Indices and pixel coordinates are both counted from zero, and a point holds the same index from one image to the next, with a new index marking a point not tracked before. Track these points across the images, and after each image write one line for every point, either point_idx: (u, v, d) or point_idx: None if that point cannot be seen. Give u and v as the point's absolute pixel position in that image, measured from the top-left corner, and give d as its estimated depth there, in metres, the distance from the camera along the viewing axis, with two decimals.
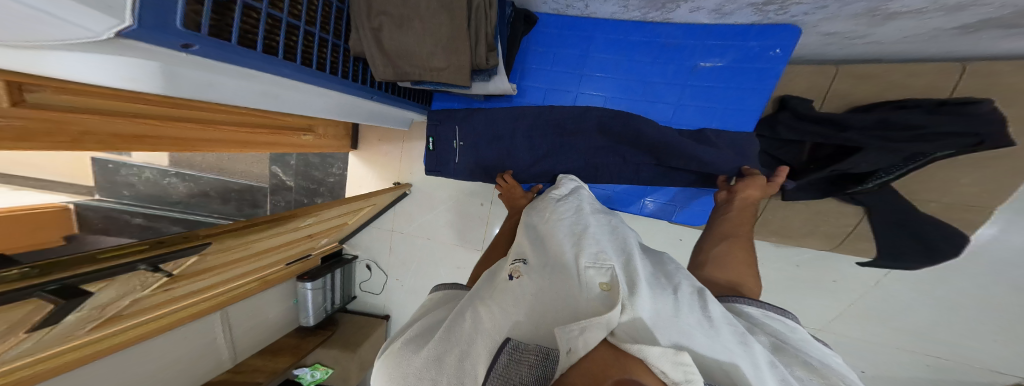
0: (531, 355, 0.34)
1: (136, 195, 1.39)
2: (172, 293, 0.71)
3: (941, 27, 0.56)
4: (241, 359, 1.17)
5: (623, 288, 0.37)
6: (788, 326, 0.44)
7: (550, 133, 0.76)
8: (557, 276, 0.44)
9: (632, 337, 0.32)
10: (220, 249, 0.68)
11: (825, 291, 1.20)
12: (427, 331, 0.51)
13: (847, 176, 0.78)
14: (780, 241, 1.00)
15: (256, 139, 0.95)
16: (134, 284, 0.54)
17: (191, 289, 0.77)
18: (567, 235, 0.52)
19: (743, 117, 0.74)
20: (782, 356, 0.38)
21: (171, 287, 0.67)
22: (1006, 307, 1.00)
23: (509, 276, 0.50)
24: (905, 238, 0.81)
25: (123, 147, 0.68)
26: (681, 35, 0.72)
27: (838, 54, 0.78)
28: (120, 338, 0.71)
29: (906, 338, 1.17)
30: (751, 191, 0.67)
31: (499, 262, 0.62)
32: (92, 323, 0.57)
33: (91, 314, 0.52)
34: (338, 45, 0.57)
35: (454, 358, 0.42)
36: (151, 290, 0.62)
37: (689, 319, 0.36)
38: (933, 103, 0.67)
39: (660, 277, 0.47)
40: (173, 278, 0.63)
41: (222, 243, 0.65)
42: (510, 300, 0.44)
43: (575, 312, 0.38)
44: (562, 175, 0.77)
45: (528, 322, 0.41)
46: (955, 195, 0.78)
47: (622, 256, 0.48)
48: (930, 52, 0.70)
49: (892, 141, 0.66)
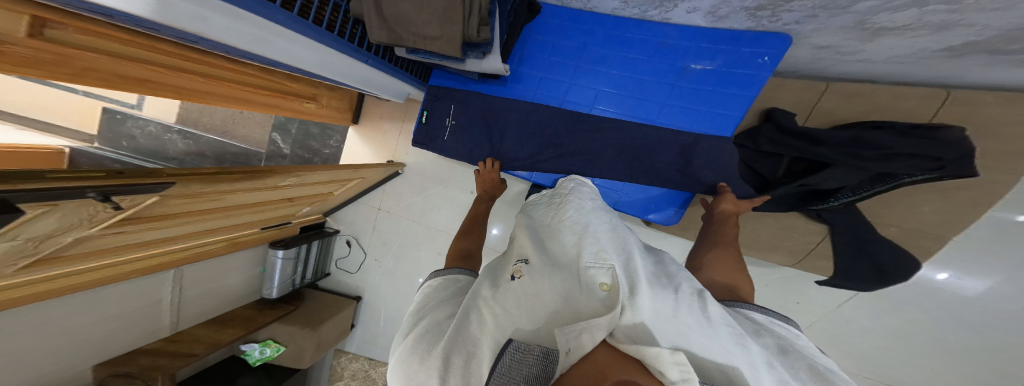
0: (533, 354, 0.33)
1: (136, 148, 1.41)
2: (122, 239, 0.69)
3: (928, 48, 0.57)
4: (185, 327, 1.10)
5: (624, 289, 0.37)
6: (792, 333, 0.44)
7: (542, 134, 0.83)
8: (559, 275, 0.43)
9: (632, 338, 0.31)
10: (183, 194, 0.66)
11: (790, 313, 1.22)
12: (428, 332, 0.44)
13: (815, 193, 0.80)
14: (747, 253, 1.00)
15: (256, 98, 0.95)
16: (80, 216, 0.51)
17: (142, 240, 0.75)
18: (569, 234, 0.52)
19: (726, 121, 0.75)
20: (792, 360, 0.37)
21: (123, 230, 0.65)
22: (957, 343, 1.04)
23: (511, 277, 0.47)
24: (864, 260, 0.82)
25: (122, 88, 0.66)
26: (676, 36, 0.73)
27: (833, 71, 0.79)
28: (69, 280, 0.69)
29: (866, 369, 1.19)
30: (727, 205, 0.75)
31: (501, 260, 0.61)
32: (24, 261, 0.53)
33: (26, 248, 0.49)
34: (338, 4, 0.58)
35: (458, 361, 0.38)
36: (99, 230, 0.59)
37: (688, 318, 0.36)
38: (908, 126, 0.69)
39: (660, 276, 0.47)
40: (126, 218, 0.61)
41: (188, 187, 0.64)
42: (513, 300, 0.42)
43: (576, 314, 0.37)
44: (567, 176, 0.79)
45: (532, 322, 0.38)
46: (917, 222, 0.81)
47: (622, 254, 0.48)
48: (922, 76, 0.71)
49: (862, 160, 0.67)
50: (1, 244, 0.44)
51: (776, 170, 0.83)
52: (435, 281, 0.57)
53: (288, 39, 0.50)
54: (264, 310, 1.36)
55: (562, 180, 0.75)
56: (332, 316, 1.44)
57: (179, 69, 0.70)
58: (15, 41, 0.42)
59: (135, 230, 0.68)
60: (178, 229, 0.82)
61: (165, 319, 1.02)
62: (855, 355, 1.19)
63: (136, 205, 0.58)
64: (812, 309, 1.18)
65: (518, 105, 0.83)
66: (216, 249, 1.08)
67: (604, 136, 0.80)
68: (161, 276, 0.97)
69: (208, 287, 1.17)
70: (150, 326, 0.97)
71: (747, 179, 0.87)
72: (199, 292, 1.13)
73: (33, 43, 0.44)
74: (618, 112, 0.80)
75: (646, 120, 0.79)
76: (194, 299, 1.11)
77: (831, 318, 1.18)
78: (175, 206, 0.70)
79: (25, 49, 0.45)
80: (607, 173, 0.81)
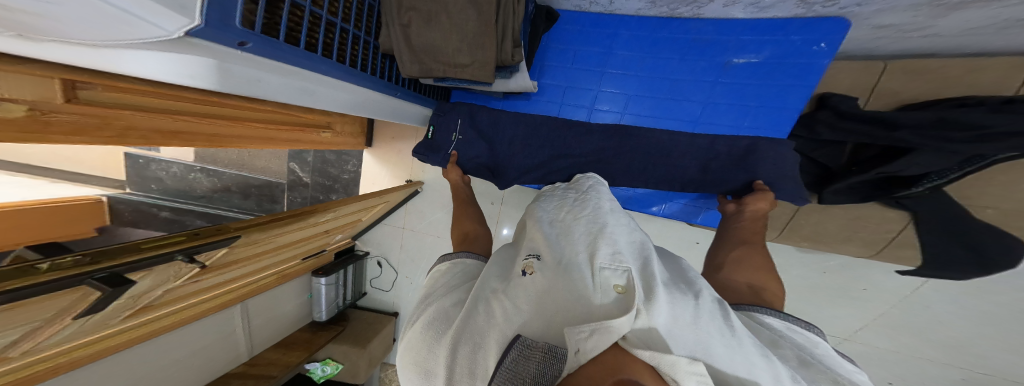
0: (539, 351, 0.33)
1: (164, 190, 1.46)
2: (200, 284, 0.73)
3: (1013, 17, 0.54)
4: (257, 351, 1.18)
5: (640, 293, 0.35)
6: (810, 340, 0.42)
7: (546, 147, 0.77)
8: (569, 276, 0.41)
9: (644, 342, 0.31)
10: (248, 243, 0.71)
11: (857, 300, 1.21)
12: (435, 319, 0.47)
13: (892, 179, 0.75)
14: (812, 246, 0.94)
15: (279, 135, 0.92)
16: (170, 273, 0.56)
17: (213, 282, 0.79)
18: (583, 231, 0.48)
19: (780, 115, 0.70)
20: (809, 372, 0.36)
21: (199, 278, 0.69)
22: None
23: (521, 272, 0.46)
24: (957, 247, 0.77)
25: (160, 142, 0.64)
26: (712, 31, 0.70)
27: (889, 48, 0.75)
28: (166, 320, 0.75)
29: (935, 349, 1.17)
30: (760, 204, 0.65)
31: (510, 251, 0.59)
32: (126, 312, 0.58)
33: (128, 303, 0.55)
34: (368, 42, 0.57)
35: (465, 350, 0.40)
36: (183, 281, 0.64)
37: (708, 326, 0.35)
38: (998, 101, 0.62)
39: (677, 282, 0.44)
40: (202, 270, 0.66)
41: (250, 237, 0.69)
42: (523, 295, 0.42)
43: (588, 315, 0.35)
44: (579, 175, 0.70)
45: (539, 319, 0.38)
46: (1016, 201, 0.73)
47: (637, 257, 0.45)
48: (998, 43, 0.66)
49: (949, 141, 0.62)
50: (111, 304, 0.50)
51: (839, 158, 0.80)
52: (443, 266, 0.58)
53: (331, 87, 0.50)
54: (318, 331, 1.42)
55: (578, 177, 0.70)
56: (377, 335, 1.49)
57: (207, 115, 0.67)
58: (51, 108, 0.42)
59: (209, 277, 0.72)
60: (237, 271, 0.84)
61: (243, 346, 1.09)
62: (930, 339, 1.17)
63: (212, 258, 0.64)
64: (882, 295, 1.16)
65: (524, 119, 0.78)
66: (268, 282, 1.11)
67: (613, 143, 0.74)
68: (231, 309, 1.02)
69: (271, 315, 1.22)
70: (230, 354, 1.05)
71: (806, 169, 0.85)
72: (263, 320, 1.19)
73: (74, 108, 0.45)
74: (653, 116, 0.77)
75: (686, 122, 0.75)
76: (261, 327, 1.18)
77: (911, 305, 1.15)
78: (240, 252, 0.74)
79: (70, 116, 0.46)
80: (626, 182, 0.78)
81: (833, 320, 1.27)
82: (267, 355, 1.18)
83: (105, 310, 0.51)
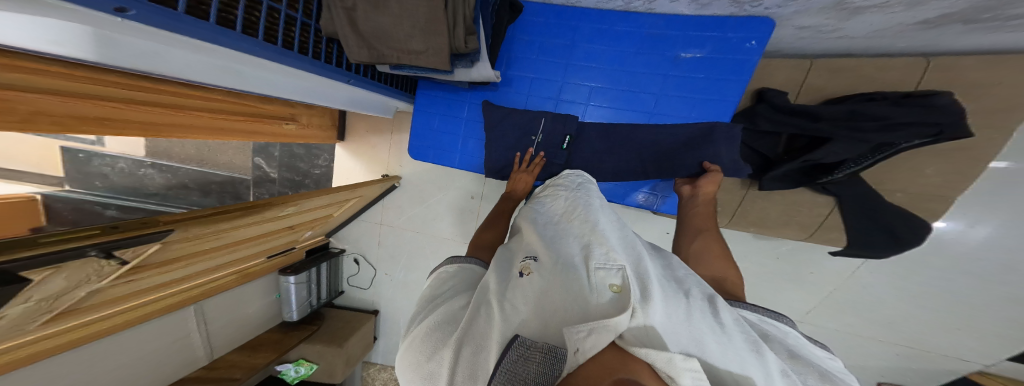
0: (537, 351, 0.33)
1: (111, 187, 1.34)
2: (135, 286, 0.69)
3: (905, 22, 0.62)
4: (218, 355, 1.14)
5: (635, 292, 0.36)
6: (782, 331, 0.45)
7: (525, 130, 0.81)
8: (567, 274, 0.43)
9: (642, 341, 0.33)
10: (186, 237, 0.66)
11: (807, 284, 1.32)
12: (442, 322, 0.45)
13: (817, 168, 0.84)
14: (758, 232, 1.02)
15: (232, 126, 0.87)
16: (87, 273, 0.52)
17: (155, 283, 0.75)
18: (578, 235, 0.51)
19: (719, 107, 0.75)
20: (798, 364, 0.38)
21: (133, 278, 0.65)
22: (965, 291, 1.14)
23: (520, 273, 0.48)
24: (879, 231, 0.88)
25: (80, 130, 0.58)
26: (664, 26, 0.73)
27: (816, 48, 0.82)
28: (101, 325, 0.72)
29: (876, 326, 1.31)
30: (709, 187, 0.75)
31: (511, 249, 0.58)
32: (44, 317, 0.55)
33: (41, 308, 0.50)
34: (308, 24, 0.56)
35: (467, 352, 0.39)
36: (110, 282, 0.60)
37: (701, 323, 0.37)
38: (899, 96, 0.73)
39: (669, 281, 0.46)
40: (134, 268, 0.61)
41: (188, 231, 0.63)
42: (521, 296, 0.42)
43: (586, 313, 0.36)
44: (569, 170, 0.77)
45: (542, 318, 0.38)
46: (920, 185, 0.84)
47: (630, 255, 0.47)
48: (902, 47, 0.76)
49: (862, 132, 0.72)
50: (18, 308, 0.46)
51: (776, 148, 0.87)
52: (450, 267, 0.58)
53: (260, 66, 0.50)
54: (289, 332, 1.39)
55: (566, 173, 0.76)
56: (356, 332, 1.47)
57: (135, 101, 0.62)
58: None
59: (147, 277, 0.69)
60: (189, 269, 0.82)
61: (200, 349, 1.05)
62: (873, 318, 1.30)
63: (141, 255, 0.59)
64: (827, 277, 1.29)
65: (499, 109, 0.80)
66: (230, 281, 1.08)
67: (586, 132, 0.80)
68: (182, 313, 0.97)
69: (231, 317, 1.17)
70: (185, 358, 1.00)
71: (747, 159, 0.91)
72: (224, 321, 1.15)
73: None
74: (612, 107, 0.80)
75: (642, 112, 0.79)
76: (221, 329, 1.14)
77: (853, 286, 1.28)
78: (181, 249, 0.69)
79: None
80: (617, 170, 0.82)
81: (788, 305, 1.37)
82: (230, 358, 1.14)
83: (13, 315, 0.47)
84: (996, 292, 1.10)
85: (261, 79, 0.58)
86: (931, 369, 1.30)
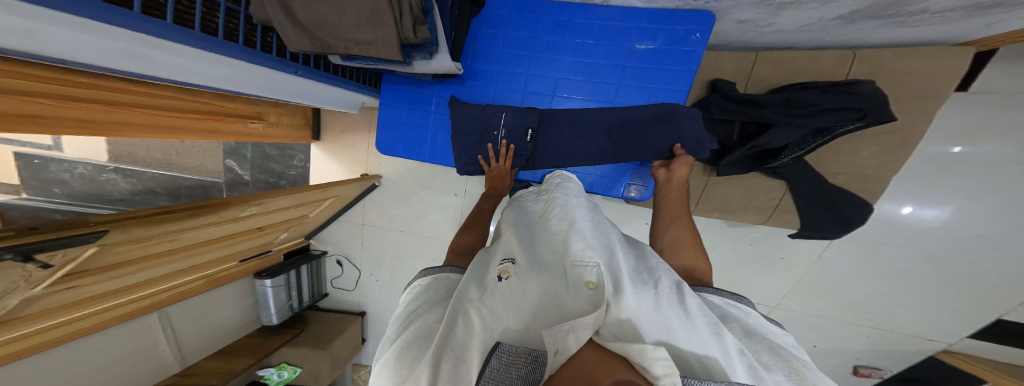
0: (522, 357, 0.33)
1: (71, 194, 1.28)
2: (81, 291, 0.67)
3: (825, 17, 0.66)
4: (191, 362, 1.10)
5: (609, 287, 0.37)
6: (744, 312, 0.46)
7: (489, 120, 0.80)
8: (546, 276, 0.43)
9: (617, 335, 0.32)
10: (126, 240, 0.61)
11: (778, 268, 1.39)
12: (418, 337, 0.42)
13: (765, 153, 0.89)
14: (722, 217, 1.06)
15: (186, 124, 0.85)
16: (14, 279, 0.48)
17: (107, 290, 0.73)
18: (556, 234, 0.51)
19: (672, 97, 0.78)
20: (751, 342, 0.39)
21: (76, 284, 0.63)
22: (917, 270, 1.23)
23: (498, 277, 0.46)
24: (822, 209, 0.93)
25: (7, 129, 0.54)
26: (619, 18, 0.75)
27: (761, 41, 0.87)
28: (51, 334, 0.69)
29: (845, 308, 1.38)
30: (682, 169, 0.76)
31: (486, 253, 0.58)
32: None
33: None
34: (236, 11, 0.56)
35: (446, 366, 0.37)
36: (46, 289, 0.57)
37: (671, 310, 0.37)
38: (829, 84, 0.78)
39: (640, 271, 0.46)
40: (67, 274, 0.57)
41: (127, 232, 0.59)
42: (500, 301, 0.41)
43: (563, 313, 0.37)
44: (551, 175, 0.79)
45: (520, 321, 0.38)
46: (859, 168, 0.91)
47: (605, 249, 0.47)
48: (834, 41, 0.82)
49: (796, 117, 0.77)
50: None
51: (730, 136, 0.91)
52: (424, 281, 0.54)
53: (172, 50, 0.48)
54: (271, 336, 1.35)
55: (549, 178, 0.77)
56: (340, 335, 1.44)
57: (75, 98, 0.59)
58: None
59: (91, 283, 0.66)
60: (145, 275, 0.79)
61: (171, 356, 1.02)
62: (840, 301, 1.37)
63: (75, 260, 0.55)
64: (796, 262, 1.35)
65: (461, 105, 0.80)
66: (196, 287, 1.05)
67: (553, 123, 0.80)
68: (145, 318, 0.94)
69: (202, 320, 1.14)
70: (155, 365, 0.97)
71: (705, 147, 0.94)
72: (195, 328, 1.11)
73: None
74: (575, 97, 0.82)
75: (602, 102, 0.81)
76: (192, 337, 1.10)
77: (820, 269, 1.35)
78: (125, 253, 0.66)
79: None
80: (587, 157, 0.81)
81: (763, 291, 1.43)
82: (204, 364, 1.10)
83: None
84: (940, 265, 1.20)
85: (181, 68, 0.54)
86: (898, 349, 1.37)
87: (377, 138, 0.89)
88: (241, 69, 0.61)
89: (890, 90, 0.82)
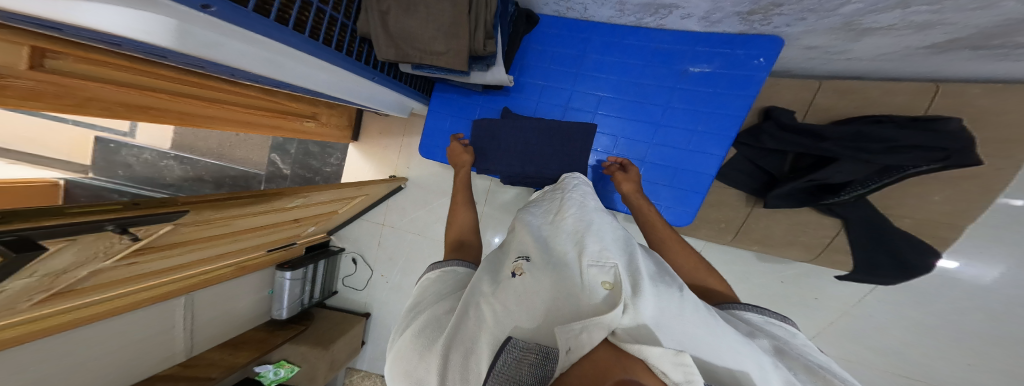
0: (532, 354, 0.31)
1: (131, 176, 1.41)
2: (136, 268, 0.70)
3: (913, 45, 0.63)
4: (196, 353, 1.10)
5: (626, 288, 0.34)
6: (788, 331, 0.45)
7: (548, 134, 0.79)
8: (559, 273, 0.40)
9: (635, 338, 0.29)
10: (197, 221, 0.66)
11: (809, 309, 1.28)
12: (428, 327, 0.42)
13: (823, 188, 0.84)
14: (762, 250, 1.03)
15: (258, 120, 0.91)
16: (97, 249, 0.51)
17: (152, 269, 0.76)
18: (570, 231, 0.49)
19: (728, 122, 0.75)
20: (784, 360, 0.37)
21: (136, 260, 0.65)
22: (976, 325, 1.10)
23: (512, 273, 0.44)
24: (883, 255, 0.86)
25: (124, 116, 0.64)
26: (672, 41, 0.76)
27: (824, 69, 0.86)
28: (96, 309, 0.73)
29: (885, 359, 1.24)
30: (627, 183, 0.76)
31: (501, 252, 0.57)
32: (42, 295, 0.54)
33: (44, 284, 0.49)
34: (346, 25, 0.60)
35: (457, 358, 0.36)
36: (115, 262, 0.60)
37: (695, 315, 0.34)
38: (907, 118, 0.74)
39: (662, 273, 0.42)
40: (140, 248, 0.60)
41: (201, 213, 0.64)
42: (513, 297, 0.39)
43: (576, 312, 0.34)
44: (567, 173, 0.73)
45: (531, 318, 0.36)
46: (928, 212, 0.85)
47: (625, 250, 0.44)
48: (911, 73, 0.78)
49: (868, 153, 0.72)
50: (21, 281, 0.44)
51: (782, 166, 0.88)
52: (435, 274, 0.53)
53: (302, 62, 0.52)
54: (276, 331, 1.38)
55: (562, 177, 0.73)
56: (343, 335, 1.45)
57: (180, 95, 0.68)
58: (15, 74, 0.42)
59: (148, 260, 0.69)
60: (186, 258, 0.83)
61: (178, 345, 1.02)
62: (878, 351, 1.24)
63: (152, 235, 0.58)
64: (831, 304, 1.24)
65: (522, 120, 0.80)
66: (225, 273, 1.10)
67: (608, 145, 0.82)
68: (171, 302, 0.97)
69: (218, 311, 1.17)
70: (161, 354, 0.97)
71: (753, 175, 0.94)
72: (208, 316, 1.13)
73: (39, 75, 0.45)
74: (620, 116, 0.82)
75: (647, 123, 0.81)
76: (206, 324, 1.13)
77: (856, 314, 1.23)
78: (187, 233, 0.69)
79: (32, 83, 0.46)
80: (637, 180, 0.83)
81: None
82: (207, 356, 1.10)
83: (14, 289, 0.45)
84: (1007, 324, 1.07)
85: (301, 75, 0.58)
86: None
87: (421, 142, 0.93)
88: (336, 78, 0.64)
89: (977, 128, 0.77)
